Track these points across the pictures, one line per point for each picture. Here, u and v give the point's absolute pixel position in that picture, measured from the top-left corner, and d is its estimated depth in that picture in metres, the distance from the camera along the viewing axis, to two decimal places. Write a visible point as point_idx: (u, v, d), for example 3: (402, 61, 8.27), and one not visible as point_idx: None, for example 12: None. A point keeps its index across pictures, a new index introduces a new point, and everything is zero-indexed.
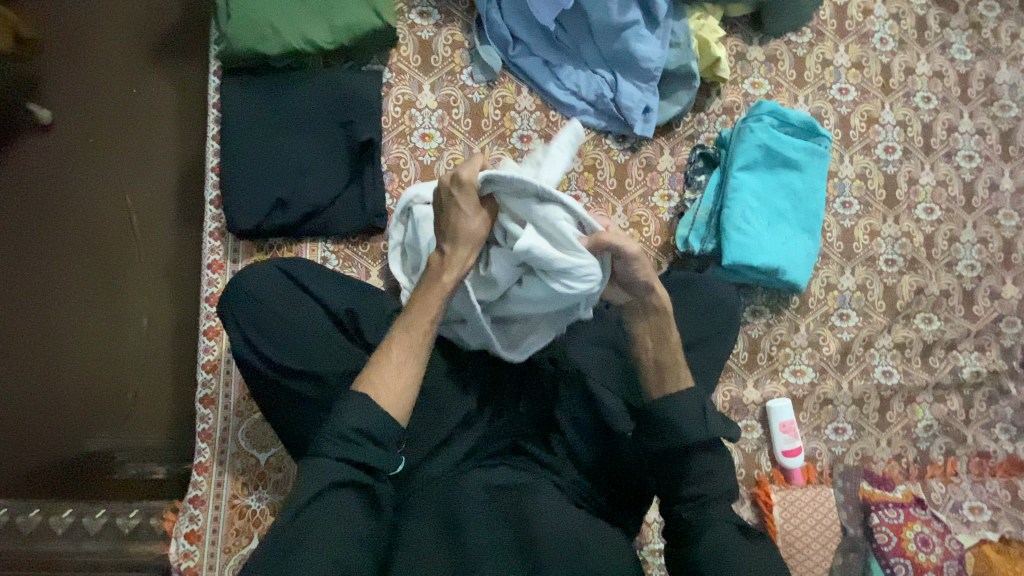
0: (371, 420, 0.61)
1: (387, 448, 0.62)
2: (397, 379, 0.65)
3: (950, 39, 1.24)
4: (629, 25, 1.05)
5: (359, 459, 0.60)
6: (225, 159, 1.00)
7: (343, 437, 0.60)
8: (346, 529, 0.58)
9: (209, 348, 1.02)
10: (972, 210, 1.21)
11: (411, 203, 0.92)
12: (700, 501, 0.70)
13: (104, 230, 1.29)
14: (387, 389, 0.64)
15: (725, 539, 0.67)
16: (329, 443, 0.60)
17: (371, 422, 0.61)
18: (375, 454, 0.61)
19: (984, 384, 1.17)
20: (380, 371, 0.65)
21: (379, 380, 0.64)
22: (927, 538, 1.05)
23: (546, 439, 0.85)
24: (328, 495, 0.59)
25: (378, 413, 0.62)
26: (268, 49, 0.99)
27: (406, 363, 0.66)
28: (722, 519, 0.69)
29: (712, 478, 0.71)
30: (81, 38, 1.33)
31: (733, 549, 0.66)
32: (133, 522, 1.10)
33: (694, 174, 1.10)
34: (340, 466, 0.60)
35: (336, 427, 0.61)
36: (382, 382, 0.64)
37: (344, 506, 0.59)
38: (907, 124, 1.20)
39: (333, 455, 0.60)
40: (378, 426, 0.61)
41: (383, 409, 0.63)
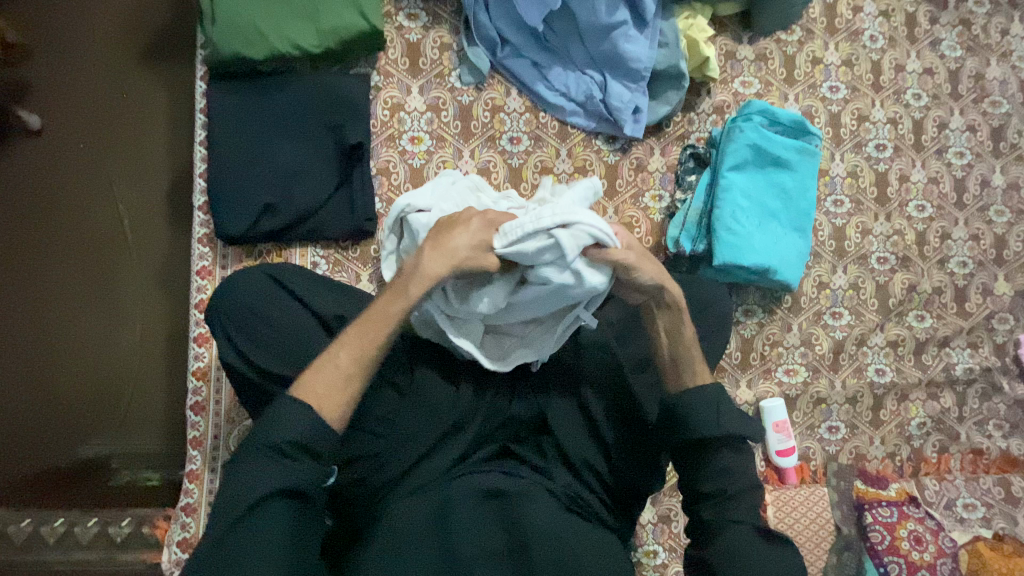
0: (307, 433, 0.62)
1: (321, 459, 0.63)
2: (336, 390, 0.66)
3: (940, 35, 1.24)
4: (618, 25, 1.04)
5: (295, 474, 0.61)
6: (213, 164, 0.99)
7: (277, 453, 0.61)
8: (283, 536, 0.59)
9: (199, 355, 1.02)
10: (963, 207, 1.21)
11: (404, 212, 0.87)
12: (719, 500, 0.70)
13: (93, 236, 1.28)
14: (322, 398, 0.65)
15: (741, 542, 0.67)
16: (263, 457, 0.61)
17: (309, 436, 0.62)
18: (305, 466, 0.62)
19: (977, 381, 1.17)
20: (316, 381, 0.66)
21: (313, 391, 0.65)
22: (920, 536, 1.05)
23: (539, 441, 0.84)
24: (267, 505, 0.59)
25: (314, 425, 0.63)
26: (254, 54, 0.98)
27: (352, 375, 0.67)
28: (735, 521, 0.69)
29: (735, 476, 0.71)
30: (67, 43, 1.32)
31: (750, 554, 0.67)
32: (125, 530, 1.09)
33: (685, 174, 1.10)
34: (277, 477, 0.60)
35: (269, 441, 0.61)
36: (315, 393, 0.65)
37: (282, 515, 0.60)
38: (898, 121, 1.20)
39: (267, 465, 0.61)
40: (316, 439, 0.63)
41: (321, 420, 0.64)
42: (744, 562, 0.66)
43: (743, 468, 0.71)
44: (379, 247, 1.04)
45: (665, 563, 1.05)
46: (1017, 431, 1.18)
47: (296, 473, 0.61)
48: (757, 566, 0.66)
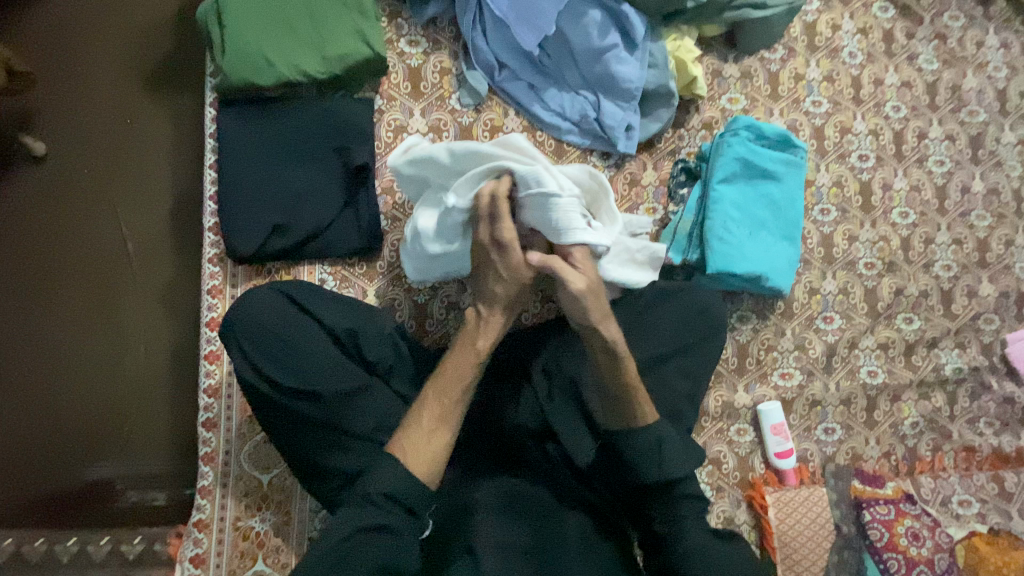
0: (405, 490, 0.67)
1: (416, 513, 0.68)
2: (426, 448, 0.71)
3: (916, 50, 1.31)
4: (609, 48, 1.10)
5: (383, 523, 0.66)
6: (223, 187, 1.03)
7: (375, 503, 0.66)
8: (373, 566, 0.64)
9: (209, 373, 1.04)
10: (945, 212, 1.26)
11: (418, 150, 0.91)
12: (672, 519, 0.78)
13: (102, 260, 1.32)
14: (416, 457, 0.70)
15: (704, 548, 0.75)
16: (360, 510, 0.66)
17: (401, 487, 0.67)
18: (404, 517, 0.67)
19: (967, 380, 1.21)
20: (412, 438, 0.71)
21: (411, 450, 0.70)
22: (918, 532, 1.09)
23: (544, 446, 0.88)
24: (357, 536, 0.65)
25: (409, 482, 0.68)
26: (262, 81, 1.03)
27: (435, 433, 0.72)
28: (699, 531, 0.77)
29: (680, 503, 0.78)
30: (76, 72, 1.37)
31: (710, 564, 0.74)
32: (137, 547, 1.15)
33: (677, 188, 1.15)
34: (370, 512, 0.66)
35: (370, 490, 0.67)
36: (411, 447, 0.70)
37: (376, 553, 0.64)
38: (879, 132, 1.26)
39: (370, 505, 0.66)
40: (407, 490, 0.68)
41: (415, 475, 0.69)
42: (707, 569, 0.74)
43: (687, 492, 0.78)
44: (385, 263, 1.07)
45: None
46: (1008, 429, 1.22)
47: (389, 522, 0.66)
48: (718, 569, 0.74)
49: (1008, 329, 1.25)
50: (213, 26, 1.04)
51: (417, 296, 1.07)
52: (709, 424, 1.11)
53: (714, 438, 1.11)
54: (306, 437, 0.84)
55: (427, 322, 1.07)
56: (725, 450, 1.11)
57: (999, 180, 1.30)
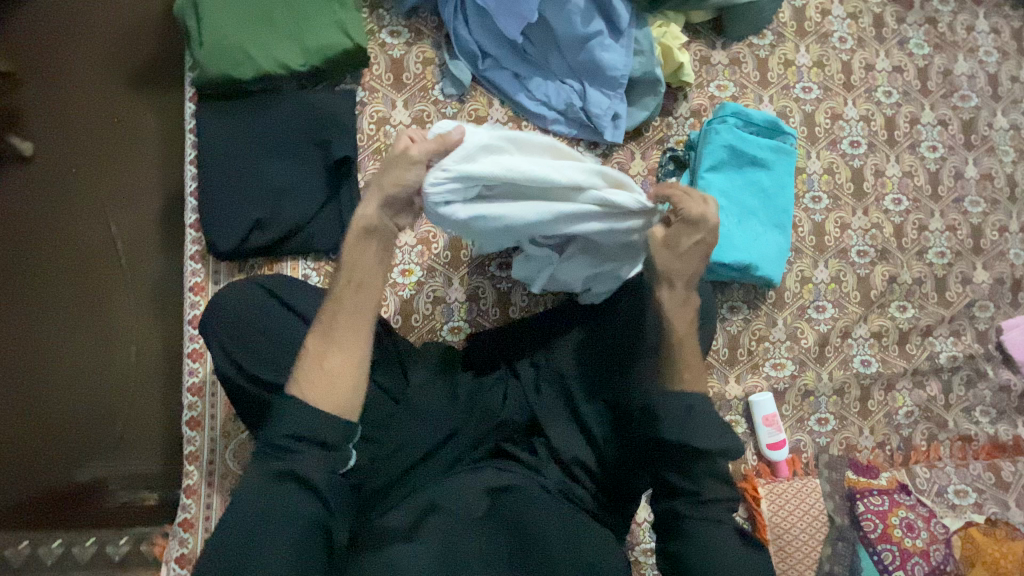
0: (313, 428, 0.60)
1: (332, 447, 0.61)
2: (329, 379, 0.63)
3: (907, 35, 1.29)
4: (594, 35, 1.08)
5: (297, 471, 0.59)
6: (203, 183, 1.02)
7: (278, 448, 0.60)
8: (291, 523, 0.57)
9: (193, 371, 1.03)
10: (938, 199, 1.25)
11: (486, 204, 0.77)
12: (696, 499, 0.72)
13: (86, 259, 1.30)
14: (319, 387, 0.62)
15: (716, 540, 0.69)
16: (268, 459, 0.60)
17: (305, 425, 0.60)
18: (317, 457, 0.60)
19: (962, 368, 1.20)
20: (311, 374, 0.63)
21: (310, 385, 0.62)
22: (912, 523, 1.07)
23: (532, 441, 0.88)
24: (271, 490, 0.58)
25: (313, 417, 0.61)
26: (240, 74, 1.01)
27: (347, 364, 0.64)
28: (711, 517, 0.71)
29: (709, 483, 0.72)
30: (57, 70, 1.35)
31: (721, 554, 0.69)
32: (123, 549, 1.15)
33: (665, 177, 1.13)
34: (275, 460, 0.59)
35: (274, 435, 0.60)
36: (314, 383, 0.62)
37: (295, 507, 0.58)
38: (870, 118, 1.24)
39: (274, 453, 0.60)
40: (312, 426, 0.60)
41: (323, 411, 0.61)
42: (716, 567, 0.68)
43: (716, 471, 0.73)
44: None
45: None
46: (1004, 418, 1.20)
47: (297, 469, 0.59)
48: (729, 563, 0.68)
49: (1003, 317, 1.24)
50: (191, 19, 1.03)
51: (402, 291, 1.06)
52: None
53: None
54: None
55: (413, 317, 1.06)
56: None
57: (993, 165, 1.28)
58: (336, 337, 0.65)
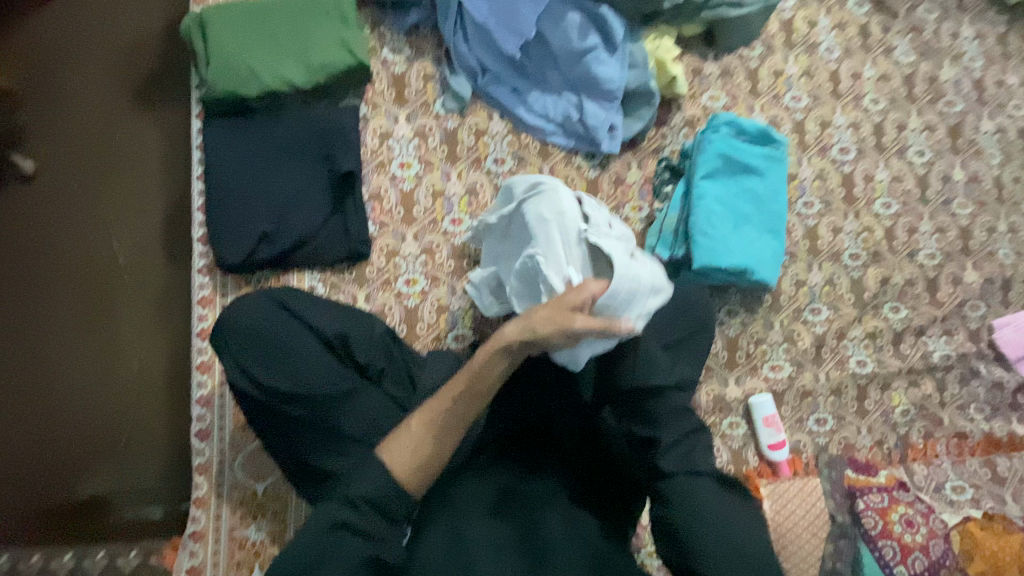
0: (384, 496, 0.67)
1: (395, 519, 0.67)
2: (413, 459, 0.69)
3: (892, 44, 1.33)
4: (589, 50, 1.11)
5: (363, 528, 0.65)
6: (211, 198, 1.04)
7: (352, 501, 0.66)
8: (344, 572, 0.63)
9: (202, 383, 1.04)
10: (927, 202, 1.28)
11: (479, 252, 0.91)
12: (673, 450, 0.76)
13: (92, 275, 1.32)
14: (401, 464, 0.69)
15: (700, 488, 0.73)
16: (336, 507, 0.65)
17: (381, 492, 0.67)
18: (380, 522, 0.66)
19: (955, 366, 1.22)
20: (398, 440, 0.71)
21: (395, 449, 0.70)
22: (912, 519, 1.08)
23: (537, 445, 0.88)
24: (330, 535, 0.64)
25: (388, 484, 0.67)
26: (246, 92, 1.04)
27: (425, 440, 0.71)
28: (695, 470, 0.75)
29: (670, 426, 0.77)
30: (64, 90, 1.38)
31: (703, 497, 0.72)
32: (133, 562, 1.15)
33: (661, 185, 1.17)
34: (343, 508, 0.65)
35: (352, 495, 0.66)
36: (397, 453, 0.70)
37: (347, 555, 0.64)
38: (859, 125, 1.28)
39: (343, 503, 0.66)
40: (391, 497, 0.67)
41: (399, 484, 0.68)
42: (700, 503, 0.72)
43: (681, 415, 0.78)
44: (374, 268, 1.08)
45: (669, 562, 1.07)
46: (999, 414, 1.23)
47: (363, 525, 0.65)
48: (715, 507, 0.72)
49: (994, 315, 1.26)
50: (197, 39, 1.06)
51: (407, 300, 1.08)
52: (702, 419, 1.12)
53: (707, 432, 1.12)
54: (297, 441, 0.85)
55: (418, 326, 1.08)
56: (718, 444, 1.11)
57: (980, 168, 1.32)
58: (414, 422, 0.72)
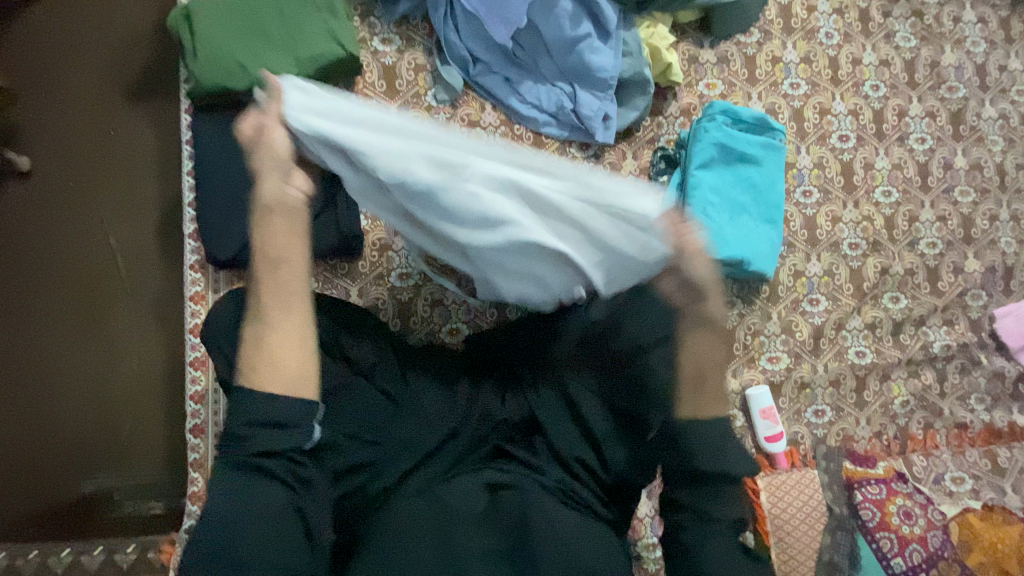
0: (288, 441, 0.61)
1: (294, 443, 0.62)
2: (281, 370, 0.63)
3: (893, 28, 1.30)
4: (582, 38, 1.09)
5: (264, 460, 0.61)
6: (201, 194, 1.03)
7: (246, 441, 0.61)
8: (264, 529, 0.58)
9: (195, 379, 1.04)
10: (928, 189, 1.26)
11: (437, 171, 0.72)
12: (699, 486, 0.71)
13: (87, 272, 1.31)
14: (269, 374, 0.62)
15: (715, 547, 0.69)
16: (237, 452, 0.61)
17: (263, 411, 0.61)
18: (270, 437, 0.61)
19: (956, 356, 1.21)
20: (257, 359, 0.63)
21: (259, 372, 0.62)
22: (909, 511, 1.08)
23: (530, 440, 0.92)
24: (255, 486, 0.60)
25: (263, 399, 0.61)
26: (235, 86, 1.02)
27: (292, 346, 0.64)
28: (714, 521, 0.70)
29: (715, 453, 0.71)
30: (55, 85, 1.36)
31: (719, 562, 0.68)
32: (130, 556, 1.15)
33: (657, 176, 1.15)
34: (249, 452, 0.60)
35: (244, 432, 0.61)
36: (265, 374, 0.62)
37: (264, 499, 0.59)
38: (858, 112, 1.25)
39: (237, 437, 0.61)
40: (281, 410, 0.61)
41: (273, 396, 0.62)
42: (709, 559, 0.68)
43: (714, 438, 0.72)
44: (366, 263, 1.08)
45: None
46: (999, 404, 1.22)
47: (274, 469, 0.61)
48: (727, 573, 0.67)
49: (996, 305, 1.25)
50: (184, 32, 1.04)
51: (400, 294, 1.08)
52: None
53: None
54: None
55: (411, 320, 1.08)
56: None
57: (982, 155, 1.30)
58: (268, 314, 0.64)
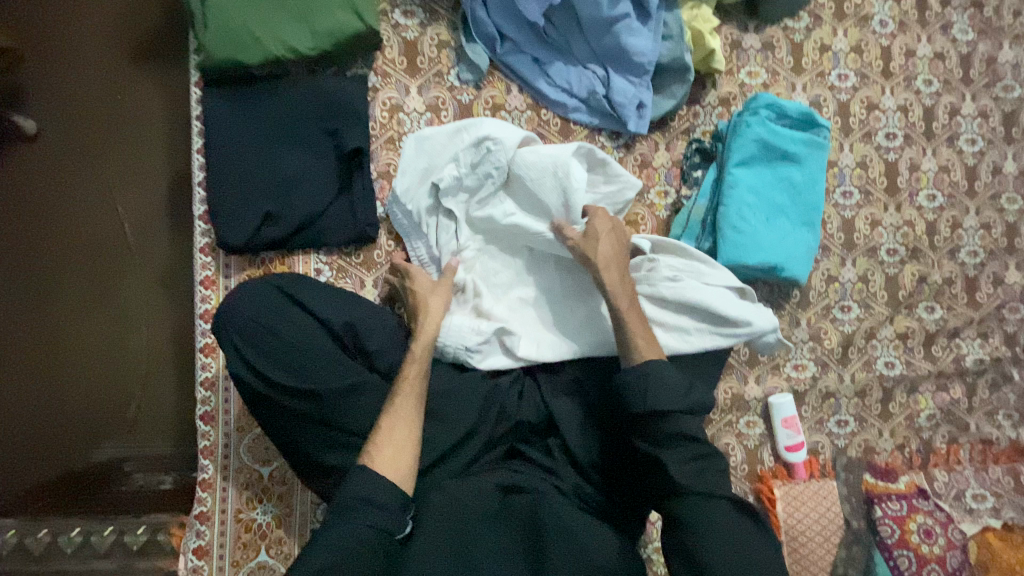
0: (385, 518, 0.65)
1: (387, 507, 0.66)
2: (389, 461, 0.70)
3: (951, 19, 1.21)
4: (620, 18, 1.02)
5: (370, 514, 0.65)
6: (211, 174, 0.98)
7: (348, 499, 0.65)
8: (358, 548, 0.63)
9: (205, 365, 1.01)
10: (974, 195, 1.19)
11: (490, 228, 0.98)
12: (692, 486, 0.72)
13: (95, 245, 1.28)
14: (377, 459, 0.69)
15: (713, 520, 0.69)
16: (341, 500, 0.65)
17: (366, 489, 0.66)
18: (373, 513, 0.65)
19: (988, 371, 1.17)
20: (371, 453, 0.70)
21: (378, 455, 0.70)
22: (929, 529, 1.05)
23: (545, 442, 0.90)
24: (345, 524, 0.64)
25: (370, 480, 0.67)
26: (247, 59, 0.96)
27: (404, 446, 0.72)
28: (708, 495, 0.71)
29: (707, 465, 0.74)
30: (59, 47, 1.30)
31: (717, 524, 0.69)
32: (140, 538, 1.08)
33: (691, 169, 1.09)
34: (348, 495, 0.65)
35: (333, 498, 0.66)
36: (379, 455, 0.70)
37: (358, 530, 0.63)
38: (908, 109, 1.17)
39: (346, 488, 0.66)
40: (374, 489, 0.66)
41: (379, 479, 0.67)
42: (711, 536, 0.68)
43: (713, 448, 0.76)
44: (382, 252, 1.03)
45: None
46: None
47: (372, 498, 0.66)
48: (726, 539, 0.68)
49: None
50: None
51: None
52: (718, 417, 1.08)
53: (723, 431, 1.08)
54: (298, 438, 0.83)
55: None
56: (733, 443, 1.08)
57: None
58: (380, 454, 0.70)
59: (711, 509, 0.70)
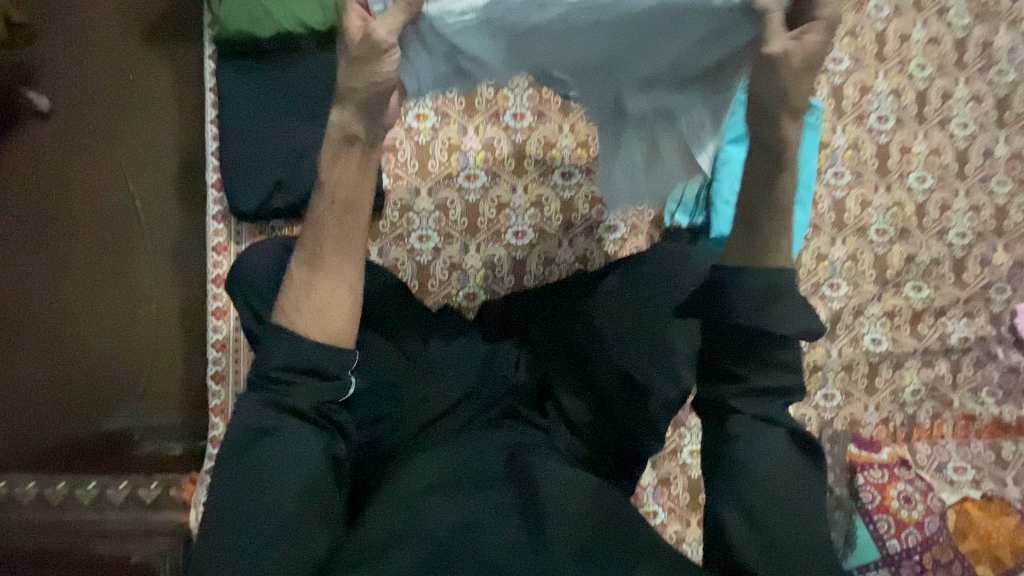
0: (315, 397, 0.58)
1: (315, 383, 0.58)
2: (312, 325, 0.57)
3: (946, 5, 1.23)
4: None
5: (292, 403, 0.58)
6: (225, 144, 1.02)
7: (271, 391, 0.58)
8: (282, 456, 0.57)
9: (217, 328, 1.06)
10: (964, 177, 1.22)
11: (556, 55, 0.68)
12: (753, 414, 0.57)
13: (110, 218, 1.32)
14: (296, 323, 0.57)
15: (771, 458, 0.57)
16: (266, 393, 0.58)
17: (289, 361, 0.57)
18: (307, 387, 0.58)
19: (972, 349, 1.20)
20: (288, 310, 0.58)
21: (293, 319, 0.57)
22: (909, 495, 1.09)
23: (542, 405, 0.94)
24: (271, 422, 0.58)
25: (288, 351, 0.57)
26: (260, 32, 1.00)
27: (331, 306, 0.57)
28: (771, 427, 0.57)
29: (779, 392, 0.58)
30: (75, 25, 1.34)
31: (774, 466, 0.57)
32: (154, 491, 1.13)
33: None
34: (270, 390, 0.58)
35: (259, 372, 0.58)
36: (296, 319, 0.57)
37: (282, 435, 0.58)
38: (901, 92, 1.20)
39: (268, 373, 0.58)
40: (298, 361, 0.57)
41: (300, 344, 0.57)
42: (766, 475, 0.57)
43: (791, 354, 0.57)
44: (387, 223, 1.10)
45: (664, 521, 1.12)
46: (1011, 399, 1.21)
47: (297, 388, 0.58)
48: (780, 478, 0.57)
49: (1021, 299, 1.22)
50: None
51: (420, 257, 1.11)
52: None
53: None
54: None
55: (429, 283, 1.11)
56: None
57: None
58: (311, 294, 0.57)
59: (769, 443, 0.57)
